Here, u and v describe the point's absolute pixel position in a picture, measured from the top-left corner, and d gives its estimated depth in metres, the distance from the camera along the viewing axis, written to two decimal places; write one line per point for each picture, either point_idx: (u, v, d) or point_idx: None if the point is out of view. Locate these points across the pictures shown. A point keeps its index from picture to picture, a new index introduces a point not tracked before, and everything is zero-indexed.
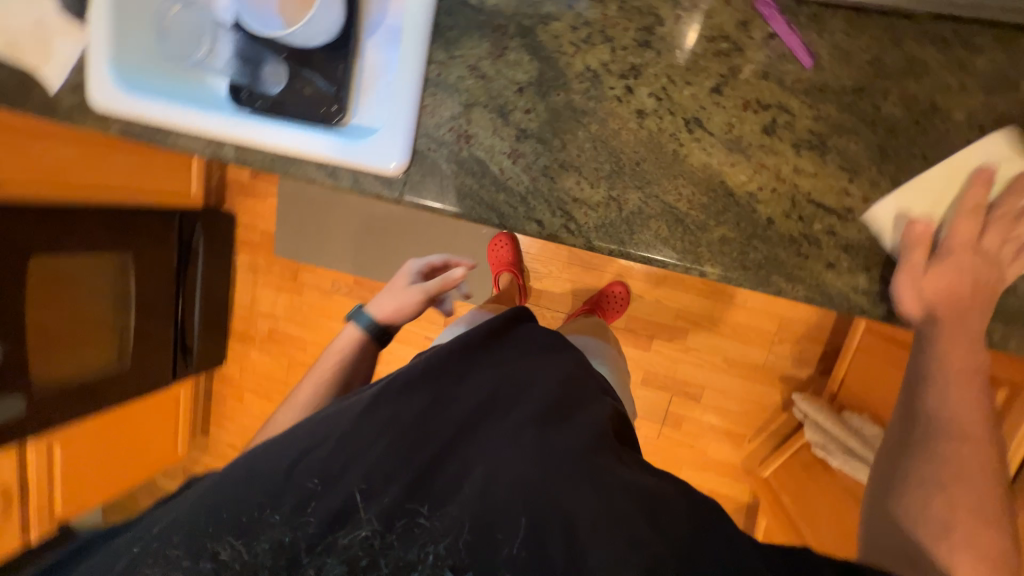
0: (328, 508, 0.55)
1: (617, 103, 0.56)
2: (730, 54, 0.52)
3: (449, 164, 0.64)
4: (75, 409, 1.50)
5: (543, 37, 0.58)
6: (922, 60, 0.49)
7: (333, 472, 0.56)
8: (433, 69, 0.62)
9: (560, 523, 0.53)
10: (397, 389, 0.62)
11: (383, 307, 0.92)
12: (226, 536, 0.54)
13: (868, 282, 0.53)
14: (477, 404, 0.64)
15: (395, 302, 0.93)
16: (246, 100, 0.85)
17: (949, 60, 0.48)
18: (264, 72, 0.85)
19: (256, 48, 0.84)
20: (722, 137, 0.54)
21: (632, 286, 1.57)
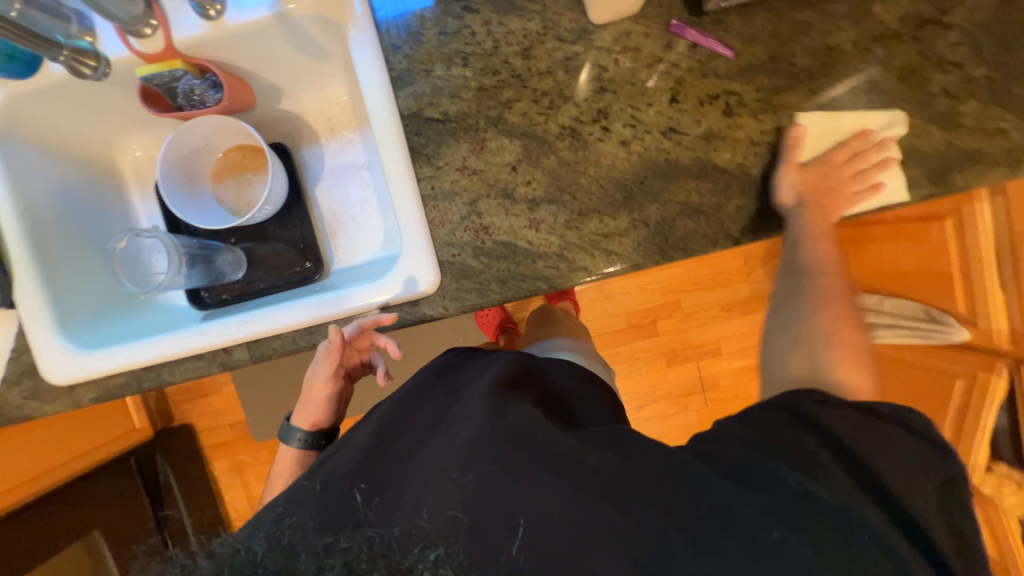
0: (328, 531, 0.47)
1: (602, 143, 0.63)
2: (670, 70, 0.62)
3: (478, 259, 0.65)
4: None
5: (513, 119, 0.63)
6: (806, 21, 0.61)
7: (322, 505, 0.52)
8: (425, 186, 0.64)
9: (530, 487, 0.48)
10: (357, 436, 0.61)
11: (304, 412, 0.75)
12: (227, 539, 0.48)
13: (858, 187, 0.63)
14: (433, 441, 0.57)
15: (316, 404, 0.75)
16: (209, 297, 0.79)
17: (820, 13, 0.61)
18: (219, 263, 0.79)
19: (204, 241, 0.78)
20: (697, 133, 0.62)
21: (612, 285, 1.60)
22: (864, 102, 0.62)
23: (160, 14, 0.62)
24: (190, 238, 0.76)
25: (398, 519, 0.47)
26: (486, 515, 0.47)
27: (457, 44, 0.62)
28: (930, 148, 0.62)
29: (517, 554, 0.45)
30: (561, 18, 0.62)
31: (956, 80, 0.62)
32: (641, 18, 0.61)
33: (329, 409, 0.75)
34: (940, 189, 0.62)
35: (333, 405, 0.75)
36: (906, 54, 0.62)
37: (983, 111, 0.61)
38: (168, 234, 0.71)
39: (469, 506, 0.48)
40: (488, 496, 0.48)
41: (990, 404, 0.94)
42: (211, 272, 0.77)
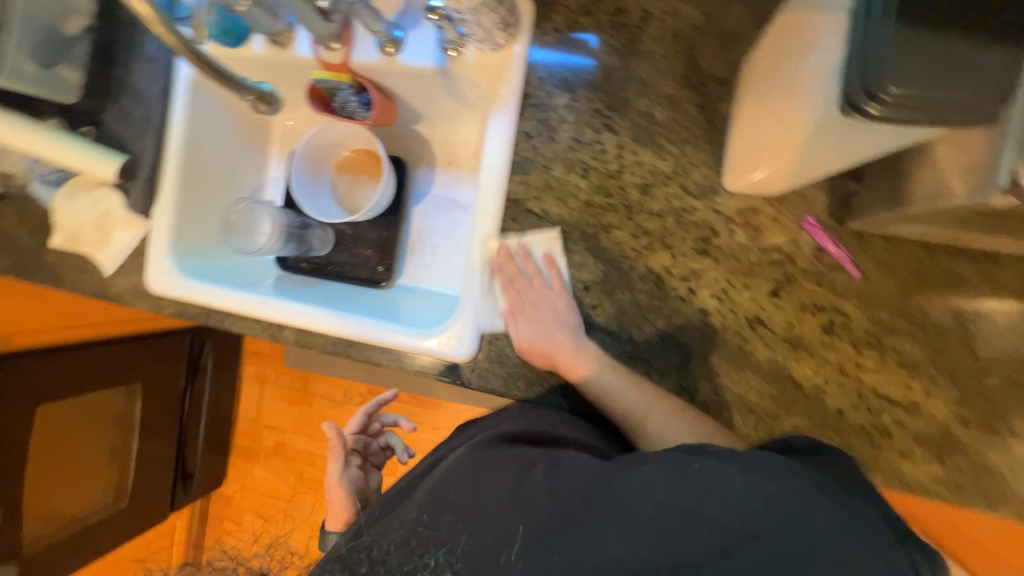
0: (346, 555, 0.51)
1: (682, 302, 0.60)
2: (784, 263, 0.58)
3: (517, 352, 0.66)
4: (69, 561, 1.33)
5: (605, 243, 0.63)
6: (958, 275, 0.54)
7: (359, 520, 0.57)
8: (499, 267, 0.66)
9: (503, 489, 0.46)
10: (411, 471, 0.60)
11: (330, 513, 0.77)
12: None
13: (945, 471, 0.54)
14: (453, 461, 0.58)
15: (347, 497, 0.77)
16: (292, 263, 0.87)
17: (981, 273, 0.54)
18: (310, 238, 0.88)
19: (303, 218, 0.87)
20: (783, 334, 0.58)
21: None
22: (994, 386, 0.54)
23: (349, 36, 0.69)
24: (294, 216, 0.85)
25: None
26: (473, 520, 0.46)
27: (584, 155, 0.64)
28: None
29: (514, 558, 0.43)
30: (693, 169, 0.60)
31: None
32: (775, 200, 0.58)
33: (353, 505, 0.77)
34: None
35: (356, 498, 0.78)
36: None
37: None
38: (279, 210, 0.81)
39: (455, 509, 0.47)
40: (468, 496, 0.48)
41: None
42: (301, 247, 0.85)
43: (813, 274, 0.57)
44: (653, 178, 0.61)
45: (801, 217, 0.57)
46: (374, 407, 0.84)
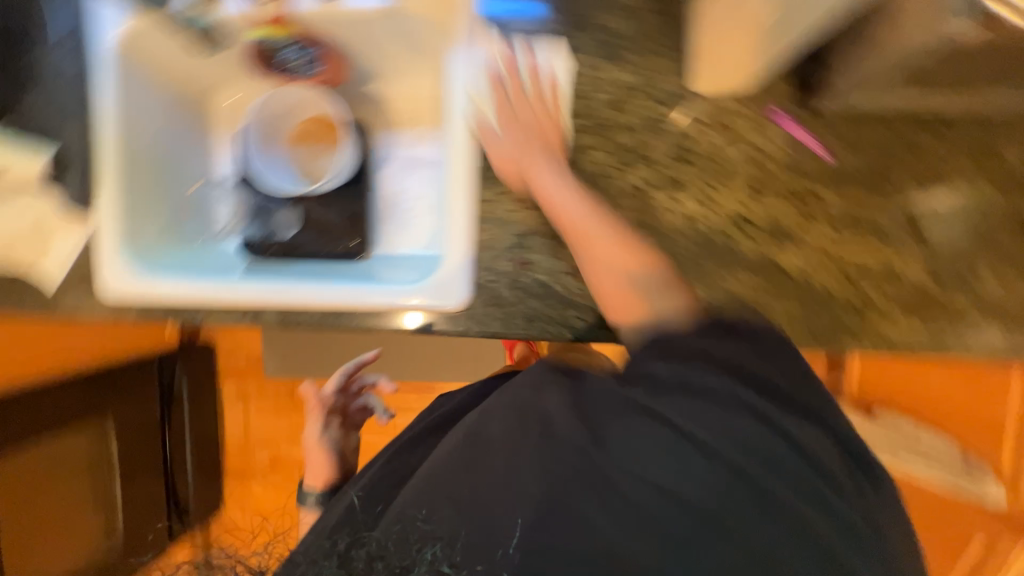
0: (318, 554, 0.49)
1: (667, 214, 0.61)
2: (758, 158, 0.59)
3: (511, 291, 0.65)
4: None
5: (585, 165, 0.63)
6: (915, 140, 0.57)
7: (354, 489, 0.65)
8: (483, 207, 0.65)
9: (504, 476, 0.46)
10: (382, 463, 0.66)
11: (310, 476, 0.82)
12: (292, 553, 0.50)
13: (927, 329, 0.58)
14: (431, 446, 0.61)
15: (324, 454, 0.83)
16: (257, 247, 0.81)
17: (938, 137, 0.57)
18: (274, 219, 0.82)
19: (264, 199, 0.82)
20: (768, 227, 0.59)
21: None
22: (960, 243, 0.57)
23: None
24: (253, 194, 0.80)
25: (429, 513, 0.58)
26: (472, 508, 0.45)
27: (551, 80, 0.63)
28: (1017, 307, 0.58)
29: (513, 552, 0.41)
30: (659, 78, 0.61)
31: None
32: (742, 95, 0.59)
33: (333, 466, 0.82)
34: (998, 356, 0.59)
35: (335, 460, 0.83)
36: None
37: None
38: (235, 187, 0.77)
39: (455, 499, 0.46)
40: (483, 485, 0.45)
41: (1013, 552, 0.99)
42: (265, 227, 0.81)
43: (789, 166, 0.59)
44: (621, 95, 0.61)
45: (767, 103, 0.58)
46: (353, 368, 0.87)
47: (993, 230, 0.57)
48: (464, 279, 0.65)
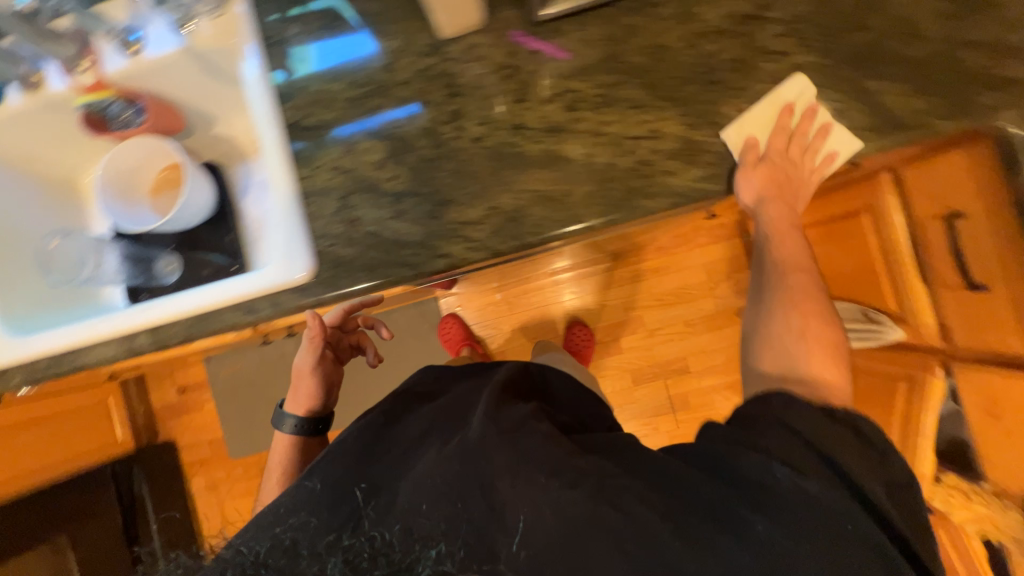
0: (328, 502, 0.59)
1: (457, 140, 0.69)
2: (512, 73, 0.69)
3: (349, 249, 0.71)
4: None
5: (379, 123, 0.71)
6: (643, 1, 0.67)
7: (334, 501, 0.59)
8: (303, 184, 0.71)
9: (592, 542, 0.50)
10: (330, 475, 0.63)
11: (296, 400, 0.95)
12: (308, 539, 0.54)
13: (701, 171, 0.66)
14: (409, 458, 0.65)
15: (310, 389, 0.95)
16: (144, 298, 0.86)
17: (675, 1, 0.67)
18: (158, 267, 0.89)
19: (145, 250, 0.89)
20: (543, 126, 0.68)
21: (551, 314, 1.71)
22: (698, 93, 0.66)
23: (93, 52, 0.76)
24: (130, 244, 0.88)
25: (389, 519, 0.54)
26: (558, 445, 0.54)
27: (333, 64, 0.72)
28: (766, 134, 0.65)
29: None
30: (409, 41, 0.70)
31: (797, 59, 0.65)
32: (486, 29, 0.69)
33: (318, 395, 0.94)
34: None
35: (319, 390, 0.94)
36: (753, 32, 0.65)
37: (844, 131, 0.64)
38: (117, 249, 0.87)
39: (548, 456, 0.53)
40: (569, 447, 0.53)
41: (927, 405, 0.89)
42: (146, 274, 0.88)
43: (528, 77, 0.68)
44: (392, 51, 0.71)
45: (451, 33, 0.69)
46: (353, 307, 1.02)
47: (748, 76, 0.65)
48: (297, 240, 0.71)
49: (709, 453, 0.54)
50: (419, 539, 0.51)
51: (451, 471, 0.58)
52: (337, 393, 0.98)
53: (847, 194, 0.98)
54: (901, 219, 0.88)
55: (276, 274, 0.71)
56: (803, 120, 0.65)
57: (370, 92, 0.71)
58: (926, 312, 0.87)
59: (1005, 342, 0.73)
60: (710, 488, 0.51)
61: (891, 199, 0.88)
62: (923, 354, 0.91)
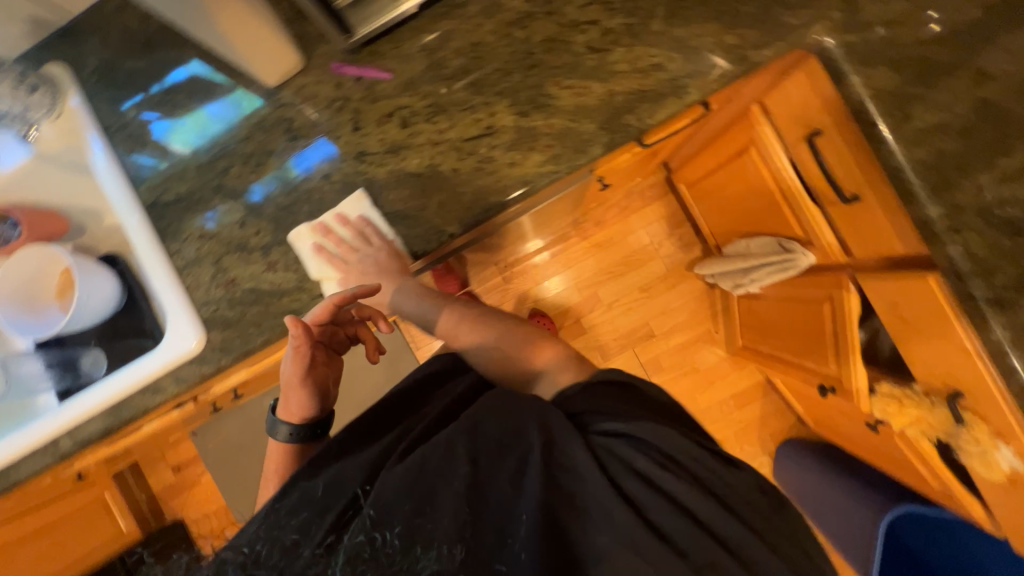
0: (323, 489, 0.51)
1: (307, 181, 0.70)
2: (344, 104, 0.70)
3: (233, 310, 0.72)
4: None
5: (232, 183, 0.72)
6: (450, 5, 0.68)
7: (328, 488, 0.51)
8: (176, 258, 0.73)
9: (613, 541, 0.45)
10: (334, 454, 0.56)
11: (289, 405, 0.72)
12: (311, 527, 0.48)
13: (541, 154, 0.66)
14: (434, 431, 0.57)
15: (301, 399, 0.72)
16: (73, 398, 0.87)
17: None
18: (81, 365, 0.89)
19: (67, 351, 0.89)
20: (384, 149, 0.69)
21: None
22: (521, 79, 0.67)
23: None
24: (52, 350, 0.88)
25: (384, 512, 0.47)
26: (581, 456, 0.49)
27: (177, 137, 0.74)
28: (596, 101, 0.65)
29: None
30: (242, 98, 0.72)
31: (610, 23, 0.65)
32: (310, 70, 0.70)
33: (314, 401, 0.72)
34: (656, 103, 0.64)
35: (317, 395, 0.72)
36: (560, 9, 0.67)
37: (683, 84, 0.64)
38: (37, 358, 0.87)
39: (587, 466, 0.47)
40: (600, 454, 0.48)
41: (847, 318, 0.90)
42: (72, 375, 0.88)
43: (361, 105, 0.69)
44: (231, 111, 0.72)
45: (277, 81, 0.70)
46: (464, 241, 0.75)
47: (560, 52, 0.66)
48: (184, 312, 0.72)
49: (637, 435, 0.53)
50: (420, 539, 0.44)
51: (450, 459, 0.49)
52: (337, 392, 0.76)
53: (737, 128, 0.96)
54: (779, 147, 0.87)
55: (169, 351, 0.72)
56: (353, 238, 0.68)
57: (216, 155, 0.72)
58: (824, 229, 0.88)
59: (891, 245, 0.74)
60: (647, 459, 0.50)
61: (766, 128, 0.86)
62: (835, 270, 0.92)
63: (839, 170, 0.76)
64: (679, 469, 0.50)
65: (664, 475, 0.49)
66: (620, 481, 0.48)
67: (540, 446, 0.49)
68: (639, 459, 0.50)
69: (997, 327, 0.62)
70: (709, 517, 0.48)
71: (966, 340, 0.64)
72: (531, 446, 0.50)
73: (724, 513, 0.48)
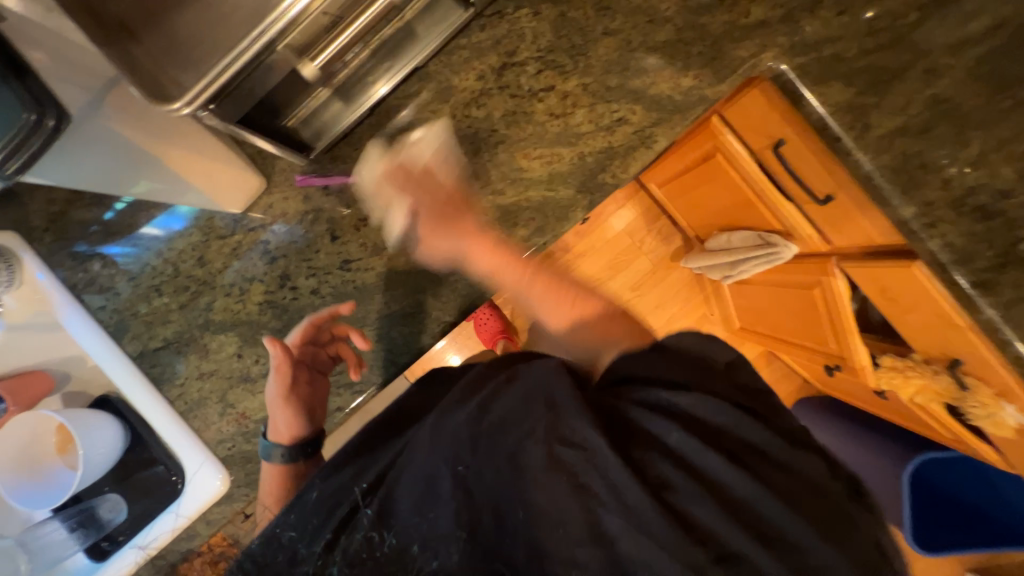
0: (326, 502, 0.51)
1: (297, 300, 0.69)
2: (317, 216, 0.68)
3: (251, 441, 0.70)
4: None
5: (219, 315, 0.69)
6: (402, 96, 0.67)
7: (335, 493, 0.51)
8: (180, 401, 0.71)
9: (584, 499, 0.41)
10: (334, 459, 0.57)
11: (277, 425, 0.65)
12: (316, 530, 0.49)
13: (525, 229, 0.66)
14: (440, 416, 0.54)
15: (283, 417, 0.65)
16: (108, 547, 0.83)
17: (427, 84, 0.67)
18: (103, 513, 0.85)
19: (85, 504, 0.85)
20: (367, 253, 0.68)
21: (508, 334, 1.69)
22: (490, 159, 0.66)
23: None
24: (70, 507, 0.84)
25: (390, 517, 0.46)
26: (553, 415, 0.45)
27: (149, 280, 0.70)
28: (568, 167, 0.66)
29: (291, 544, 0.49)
30: (208, 230, 0.69)
31: (570, 85, 0.65)
32: (273, 187, 0.68)
33: (303, 419, 0.65)
34: (627, 158, 0.65)
35: (301, 413, 0.65)
36: (515, 77, 0.65)
37: (653, 135, 0.65)
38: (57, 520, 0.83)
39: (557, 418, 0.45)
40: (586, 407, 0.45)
41: (840, 300, 0.93)
42: (98, 527, 0.84)
43: (333, 212, 0.68)
44: (199, 241, 0.69)
45: (241, 208, 0.68)
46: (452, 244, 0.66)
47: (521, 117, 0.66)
48: (201, 455, 0.69)
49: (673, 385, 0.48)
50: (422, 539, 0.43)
51: (448, 442, 0.47)
52: (323, 410, 0.68)
53: (698, 137, 0.98)
54: (745, 152, 0.87)
55: (195, 498, 0.69)
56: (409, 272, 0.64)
57: (196, 291, 0.70)
58: (803, 220, 0.91)
59: (870, 237, 0.77)
60: (667, 431, 0.43)
61: (729, 137, 0.87)
62: (819, 255, 0.94)
63: (808, 173, 0.77)
64: (712, 447, 0.42)
65: (684, 449, 0.42)
66: (645, 470, 0.42)
67: (546, 432, 0.44)
68: (656, 427, 0.44)
69: (983, 306, 0.65)
70: (754, 520, 0.40)
71: (957, 317, 0.69)
72: (545, 429, 0.44)
73: (768, 502, 0.40)
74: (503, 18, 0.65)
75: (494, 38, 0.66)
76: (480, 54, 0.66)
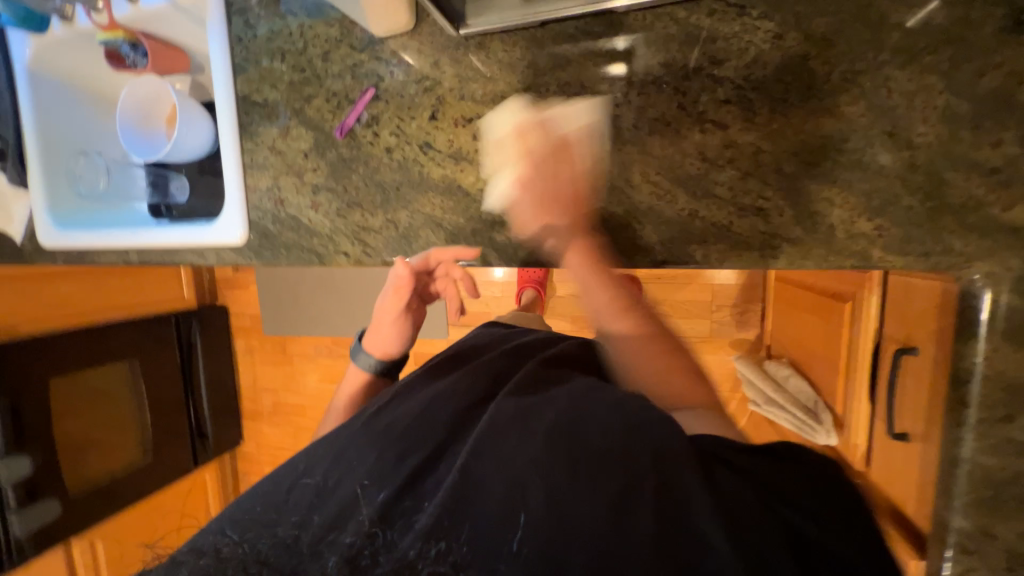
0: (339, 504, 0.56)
1: (371, 146, 0.70)
2: (432, 88, 0.66)
3: (275, 225, 0.78)
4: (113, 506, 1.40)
5: (311, 112, 0.73)
6: (579, 28, 0.59)
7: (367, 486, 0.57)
8: (249, 156, 0.78)
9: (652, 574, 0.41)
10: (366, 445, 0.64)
11: (378, 338, 0.84)
12: (337, 530, 0.52)
13: (588, 237, 0.61)
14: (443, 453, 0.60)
15: (386, 334, 0.83)
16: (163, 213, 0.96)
17: (610, 35, 0.58)
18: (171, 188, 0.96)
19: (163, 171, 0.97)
20: (448, 151, 0.66)
21: None
22: (610, 150, 0.59)
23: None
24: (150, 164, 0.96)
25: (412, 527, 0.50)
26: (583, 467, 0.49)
27: (280, 43, 0.74)
28: (672, 214, 0.57)
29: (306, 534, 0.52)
30: (344, 35, 0.70)
31: (744, 139, 0.54)
32: (415, 33, 0.66)
33: (401, 340, 0.84)
34: (734, 250, 0.55)
35: (401, 336, 0.84)
36: (697, 88, 0.55)
37: (780, 249, 0.54)
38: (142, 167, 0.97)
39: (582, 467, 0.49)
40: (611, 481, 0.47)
41: None
42: (162, 194, 0.96)
43: (446, 94, 0.65)
44: (333, 39, 0.70)
45: (382, 34, 0.66)
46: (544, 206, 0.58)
47: (669, 132, 0.56)
48: (239, 207, 0.79)
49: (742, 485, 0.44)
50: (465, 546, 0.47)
51: (485, 473, 0.52)
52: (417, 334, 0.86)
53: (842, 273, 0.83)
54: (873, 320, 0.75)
55: (217, 234, 0.80)
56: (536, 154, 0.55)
57: (307, 79, 0.73)
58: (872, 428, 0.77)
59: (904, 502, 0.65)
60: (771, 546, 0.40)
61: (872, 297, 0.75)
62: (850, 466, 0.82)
63: (908, 400, 0.64)
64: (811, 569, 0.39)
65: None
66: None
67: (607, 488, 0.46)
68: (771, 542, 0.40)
69: None
70: None
71: None
72: (621, 487, 0.46)
73: None
74: (739, 17, 0.53)
75: (709, 32, 0.54)
76: (684, 40, 0.55)
